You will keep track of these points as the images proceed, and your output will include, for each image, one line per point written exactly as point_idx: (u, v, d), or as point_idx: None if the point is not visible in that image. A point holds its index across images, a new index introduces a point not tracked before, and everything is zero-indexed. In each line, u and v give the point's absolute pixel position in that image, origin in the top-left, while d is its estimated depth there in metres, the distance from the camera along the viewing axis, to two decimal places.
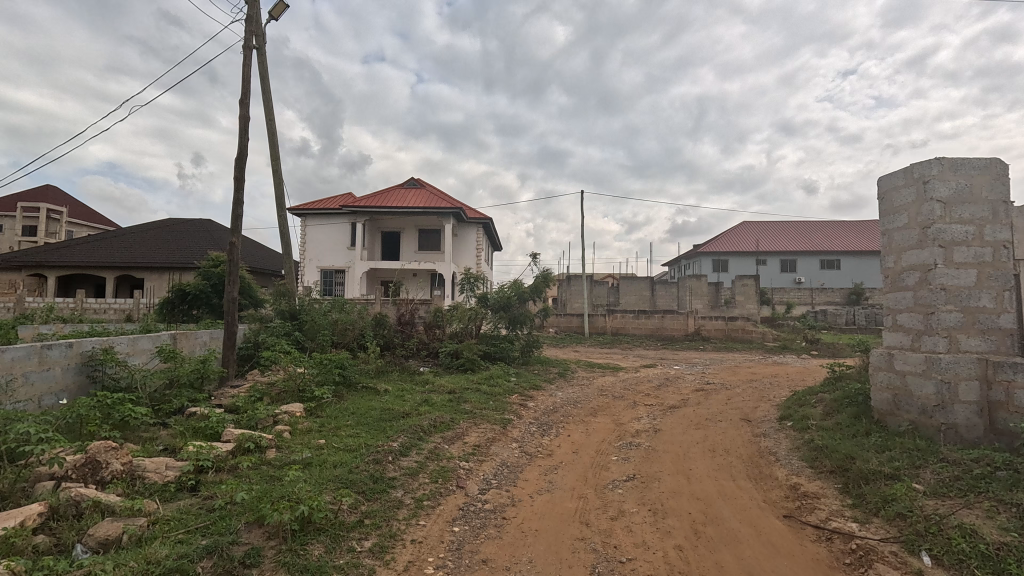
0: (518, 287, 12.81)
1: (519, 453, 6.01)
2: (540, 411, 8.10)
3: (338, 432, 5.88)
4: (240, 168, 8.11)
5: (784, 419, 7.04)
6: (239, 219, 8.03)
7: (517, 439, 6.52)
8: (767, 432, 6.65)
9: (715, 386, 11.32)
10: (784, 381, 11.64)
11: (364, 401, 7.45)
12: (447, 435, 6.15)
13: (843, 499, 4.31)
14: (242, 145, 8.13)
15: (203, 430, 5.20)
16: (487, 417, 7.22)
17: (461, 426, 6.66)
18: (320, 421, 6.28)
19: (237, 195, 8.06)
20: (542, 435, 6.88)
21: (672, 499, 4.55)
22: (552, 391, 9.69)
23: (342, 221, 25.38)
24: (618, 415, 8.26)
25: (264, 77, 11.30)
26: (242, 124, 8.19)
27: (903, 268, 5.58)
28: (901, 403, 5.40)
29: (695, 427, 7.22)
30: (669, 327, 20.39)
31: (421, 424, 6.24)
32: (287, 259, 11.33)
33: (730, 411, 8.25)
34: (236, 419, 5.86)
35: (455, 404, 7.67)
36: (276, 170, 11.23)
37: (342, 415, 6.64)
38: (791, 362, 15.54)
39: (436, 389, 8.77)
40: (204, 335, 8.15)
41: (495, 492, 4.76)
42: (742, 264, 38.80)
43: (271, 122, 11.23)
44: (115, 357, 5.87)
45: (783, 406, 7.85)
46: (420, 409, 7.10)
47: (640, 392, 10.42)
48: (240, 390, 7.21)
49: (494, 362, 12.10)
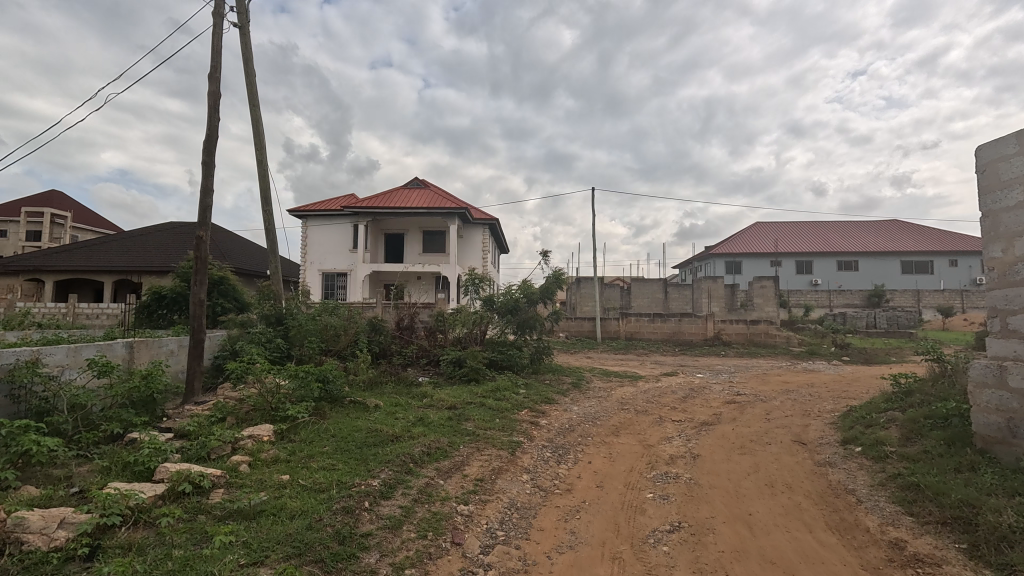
0: (527, 289, 11.69)
1: (530, 489, 4.90)
2: (554, 431, 6.94)
3: (310, 464, 4.80)
4: (208, 152, 7.11)
5: (850, 443, 5.83)
6: (207, 210, 7.02)
7: (529, 470, 5.39)
8: (833, 460, 5.47)
9: (748, 398, 10.10)
10: (825, 392, 10.44)
11: (351, 421, 6.36)
12: (442, 465, 5.04)
13: (976, 571, 3.18)
14: (211, 125, 7.12)
15: (133, 466, 4.12)
16: (492, 440, 6.11)
17: (460, 452, 5.54)
18: (291, 448, 5.19)
19: (206, 182, 7.06)
20: (558, 462, 5.78)
21: (738, 565, 3.42)
22: (566, 406, 8.54)
23: (345, 222, 24.43)
24: (645, 435, 7.11)
25: (248, 59, 10.44)
26: (211, 101, 7.18)
27: (1017, 260, 4.40)
28: (1019, 431, 4.22)
29: (740, 451, 6.06)
30: (687, 331, 19.18)
31: (412, 452, 5.14)
32: (272, 256, 10.33)
33: (777, 429, 7.04)
34: (184, 447, 4.80)
35: (455, 423, 6.55)
36: (260, 161, 10.26)
37: (319, 439, 5.55)
38: (823, 370, 14.27)
39: (434, 403, 7.69)
40: (171, 342, 7.29)
41: (501, 550, 3.64)
42: (756, 266, 37.36)
43: (255, 110, 10.30)
44: (39, 370, 4.79)
45: (841, 426, 6.64)
46: (414, 431, 5.98)
47: (664, 405, 9.24)
48: (203, 409, 6.17)
49: (501, 372, 10.95)
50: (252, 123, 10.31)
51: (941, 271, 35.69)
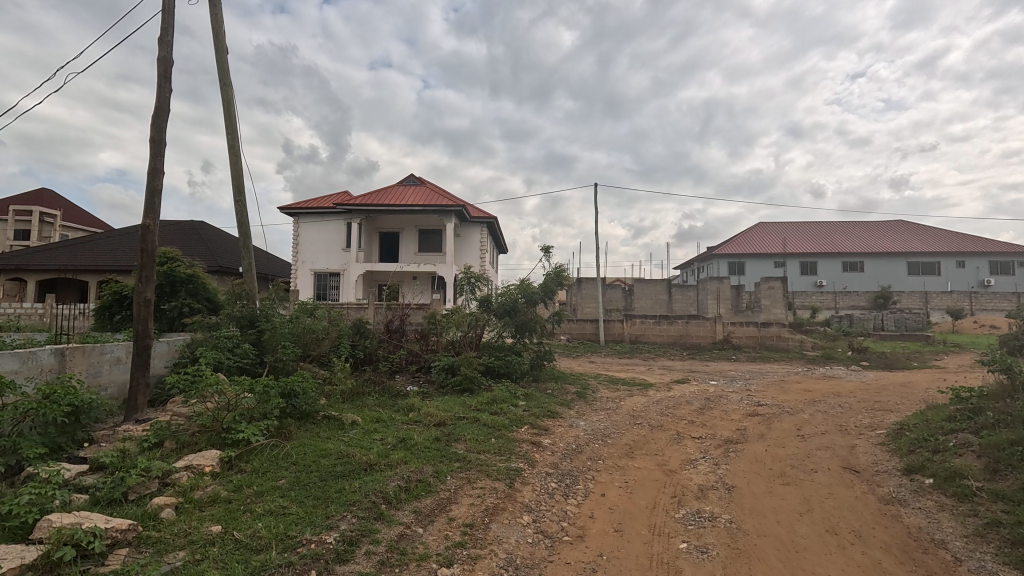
0: (526, 288, 10.67)
1: (534, 537, 3.90)
2: (558, 454, 5.94)
3: (253, 508, 3.79)
4: (158, 128, 6.14)
5: (917, 473, 4.86)
6: (155, 195, 6.02)
7: (531, 508, 4.40)
8: (902, 496, 4.49)
9: (772, 410, 9.09)
10: (855, 403, 9.43)
11: (317, 443, 5.34)
12: (424, 507, 4.05)
13: None
14: (160, 96, 6.16)
15: (9, 521, 3.12)
16: (486, 467, 5.10)
17: (447, 486, 4.55)
18: (236, 483, 4.21)
19: (154, 162, 6.08)
20: (565, 496, 4.78)
21: None
22: (571, 421, 7.54)
23: (338, 220, 23.41)
24: (664, 457, 6.12)
25: (219, 36, 9.50)
26: (161, 68, 6.20)
27: None
28: None
29: (782, 481, 5.05)
30: (695, 334, 18.19)
31: (386, 490, 4.14)
32: (245, 252, 9.29)
33: (819, 452, 6.04)
34: (94, 485, 3.80)
35: (443, 446, 5.54)
36: (232, 146, 9.26)
37: (276, 469, 4.55)
38: (843, 376, 13.25)
39: (421, 419, 6.69)
40: (119, 348, 6.40)
41: None
42: (760, 266, 36.37)
43: (227, 90, 9.33)
44: None
45: (898, 450, 5.63)
46: (391, 458, 4.97)
47: (681, 418, 8.24)
48: (140, 430, 5.16)
49: (498, 379, 9.96)
50: (223, 105, 9.35)
51: (948, 271, 34.76)
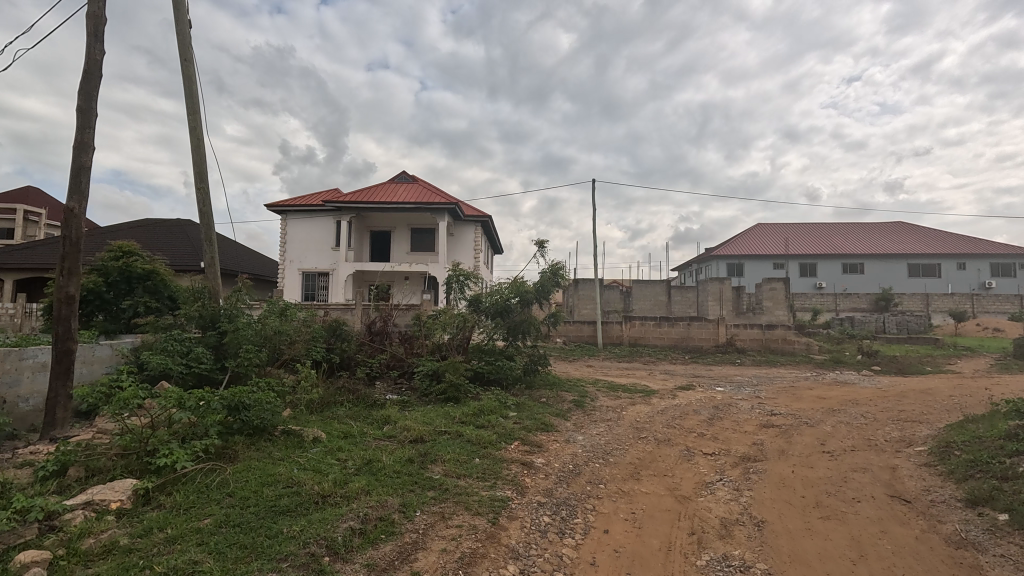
0: (519, 287, 9.77)
1: None
2: (553, 477, 5.08)
3: (155, 563, 2.89)
4: (86, 95, 5.27)
5: (987, 506, 4.02)
6: (83, 172, 5.14)
7: (516, 553, 3.53)
8: (978, 538, 3.63)
9: (789, 421, 8.24)
10: (877, 413, 8.60)
11: (265, 467, 4.45)
12: (382, 558, 3.18)
13: None
14: (89, 60, 5.31)
15: None
16: (465, 499, 4.22)
17: (415, 524, 3.69)
18: (146, 525, 3.34)
19: (81, 135, 5.19)
20: (558, 535, 3.91)
21: None
22: (568, 435, 6.68)
23: (326, 218, 22.51)
24: (676, 480, 5.25)
25: (181, 7, 8.65)
26: (90, 26, 5.35)
27: None
28: None
29: (820, 515, 4.21)
30: (697, 337, 17.33)
31: (333, 534, 3.27)
32: (209, 245, 8.39)
33: (857, 475, 5.17)
34: None
35: (416, 471, 4.65)
36: (194, 128, 8.38)
37: (204, 504, 3.68)
38: (856, 382, 12.40)
39: (396, 434, 5.81)
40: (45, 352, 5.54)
41: None
42: (760, 268, 35.62)
43: (188, 66, 8.48)
44: None
45: (954, 476, 4.74)
46: (350, 487, 4.09)
47: (690, 431, 7.39)
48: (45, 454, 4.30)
49: (487, 386, 9.11)
50: (184, 83, 8.50)
51: (949, 273, 34.08)
